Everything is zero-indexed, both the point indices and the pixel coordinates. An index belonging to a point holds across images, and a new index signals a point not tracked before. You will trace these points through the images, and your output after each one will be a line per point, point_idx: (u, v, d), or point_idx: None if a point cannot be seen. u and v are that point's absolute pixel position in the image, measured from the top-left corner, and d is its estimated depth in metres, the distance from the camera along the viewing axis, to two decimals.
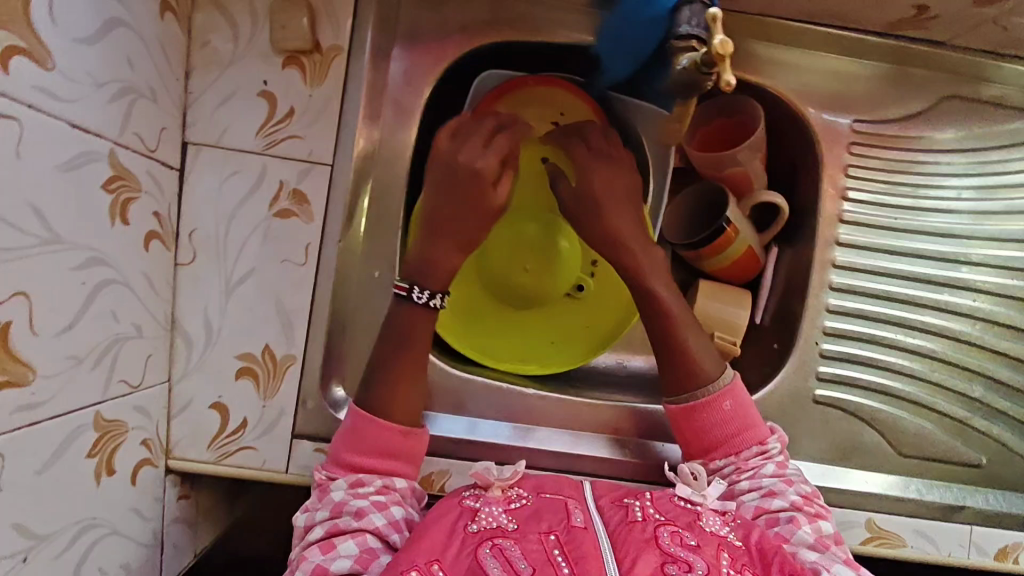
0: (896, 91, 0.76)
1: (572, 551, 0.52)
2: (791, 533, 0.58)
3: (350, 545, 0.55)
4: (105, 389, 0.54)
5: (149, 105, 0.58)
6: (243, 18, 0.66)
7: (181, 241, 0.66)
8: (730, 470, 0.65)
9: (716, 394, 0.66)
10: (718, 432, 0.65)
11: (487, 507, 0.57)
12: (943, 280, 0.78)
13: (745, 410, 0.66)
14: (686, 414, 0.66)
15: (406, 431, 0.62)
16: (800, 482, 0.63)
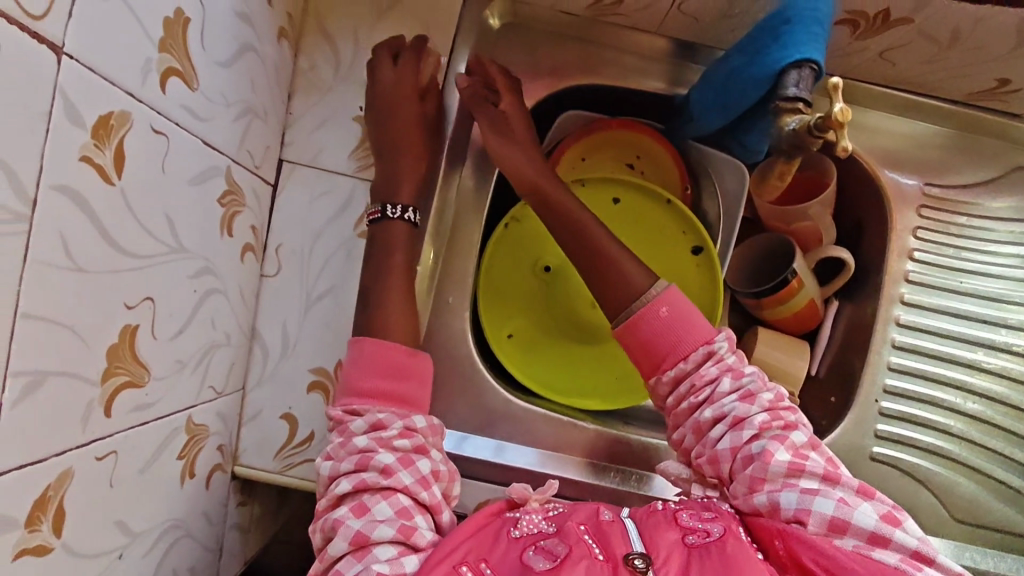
0: (964, 157, 0.78)
1: (600, 537, 0.52)
2: (765, 469, 0.53)
3: (384, 507, 0.53)
4: (198, 393, 0.56)
5: (260, 124, 0.61)
6: (345, 47, 0.70)
7: (268, 254, 0.68)
8: (685, 390, 0.59)
9: (651, 302, 0.61)
10: (664, 342, 0.60)
11: (527, 515, 0.56)
12: (1010, 348, 0.77)
13: (684, 313, 0.61)
14: (630, 331, 0.61)
15: (412, 352, 0.61)
16: (760, 390, 0.58)
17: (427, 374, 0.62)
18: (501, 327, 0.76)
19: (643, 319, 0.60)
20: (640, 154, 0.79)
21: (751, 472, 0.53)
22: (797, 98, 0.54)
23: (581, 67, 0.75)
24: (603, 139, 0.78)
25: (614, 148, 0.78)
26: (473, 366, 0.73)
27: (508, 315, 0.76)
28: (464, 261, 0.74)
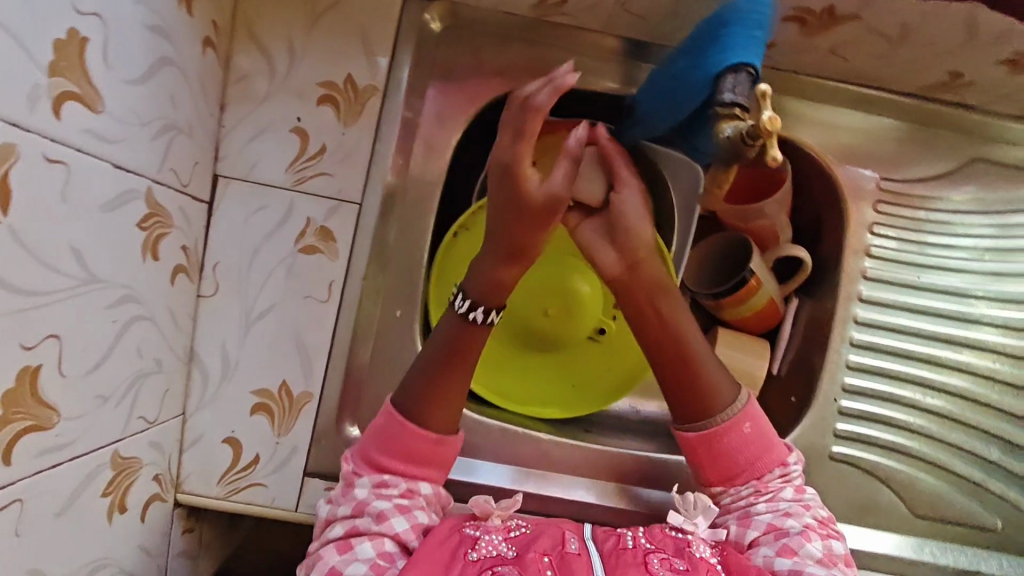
0: (920, 149, 0.76)
1: (564, 574, 0.53)
2: (800, 545, 0.58)
3: (367, 547, 0.55)
4: (125, 426, 0.54)
5: (186, 141, 0.58)
6: (279, 54, 0.66)
7: (204, 273, 0.66)
8: (745, 493, 0.62)
9: (736, 418, 0.63)
10: (742, 458, 0.62)
11: (487, 535, 0.57)
12: (966, 340, 0.76)
13: (763, 432, 0.64)
14: (704, 442, 0.63)
15: (440, 439, 0.61)
16: (816, 507, 0.62)
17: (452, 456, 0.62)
18: None
19: (722, 431, 0.63)
20: None
21: (784, 542, 0.58)
22: (733, 103, 0.55)
23: (527, 68, 0.73)
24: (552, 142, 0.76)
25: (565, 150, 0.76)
26: None
27: None
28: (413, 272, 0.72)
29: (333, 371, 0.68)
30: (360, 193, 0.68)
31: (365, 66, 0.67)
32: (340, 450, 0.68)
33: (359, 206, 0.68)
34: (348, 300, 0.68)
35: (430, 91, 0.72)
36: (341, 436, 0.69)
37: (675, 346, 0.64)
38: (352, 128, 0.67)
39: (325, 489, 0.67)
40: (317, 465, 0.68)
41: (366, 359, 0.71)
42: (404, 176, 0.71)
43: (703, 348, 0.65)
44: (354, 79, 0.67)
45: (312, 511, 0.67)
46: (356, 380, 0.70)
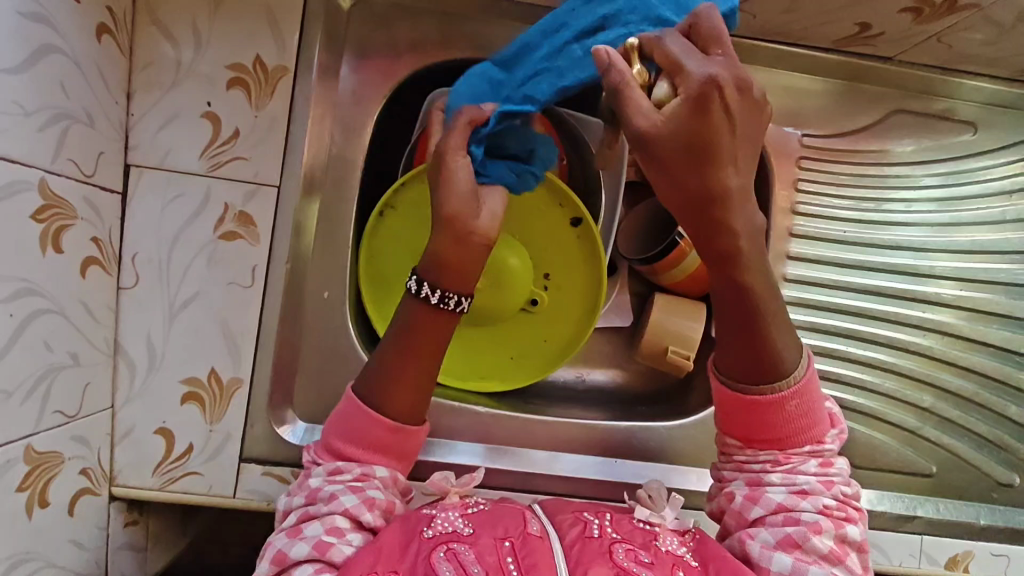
0: (842, 105, 0.76)
1: (525, 559, 0.52)
2: (806, 539, 0.53)
3: (315, 527, 0.53)
4: (38, 421, 0.54)
5: (84, 130, 0.57)
6: (184, 39, 0.65)
7: (123, 264, 0.65)
8: (765, 457, 0.57)
9: (786, 391, 0.54)
10: (773, 432, 0.55)
11: (443, 513, 0.57)
12: (910, 294, 0.78)
13: (811, 408, 0.56)
14: (745, 408, 0.55)
15: (395, 427, 0.57)
16: (839, 484, 0.56)
17: (415, 448, 0.59)
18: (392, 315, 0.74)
19: (772, 401, 0.54)
20: None
21: (789, 531, 0.54)
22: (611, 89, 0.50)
23: (442, 41, 0.72)
24: None
25: None
26: (355, 358, 0.71)
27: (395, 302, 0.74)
28: (339, 253, 0.72)
29: (263, 357, 0.68)
30: (277, 175, 0.67)
31: (273, 47, 0.66)
32: (274, 435, 0.68)
33: (277, 189, 0.67)
34: (273, 285, 0.68)
35: (343, 69, 0.71)
36: (273, 421, 0.68)
37: (752, 319, 0.53)
38: (264, 110, 0.66)
39: (262, 474, 0.67)
40: (252, 451, 0.68)
41: (297, 342, 0.70)
42: (323, 158, 0.71)
43: (778, 310, 0.53)
44: (262, 60, 0.66)
45: (251, 497, 0.67)
46: (287, 364, 0.69)
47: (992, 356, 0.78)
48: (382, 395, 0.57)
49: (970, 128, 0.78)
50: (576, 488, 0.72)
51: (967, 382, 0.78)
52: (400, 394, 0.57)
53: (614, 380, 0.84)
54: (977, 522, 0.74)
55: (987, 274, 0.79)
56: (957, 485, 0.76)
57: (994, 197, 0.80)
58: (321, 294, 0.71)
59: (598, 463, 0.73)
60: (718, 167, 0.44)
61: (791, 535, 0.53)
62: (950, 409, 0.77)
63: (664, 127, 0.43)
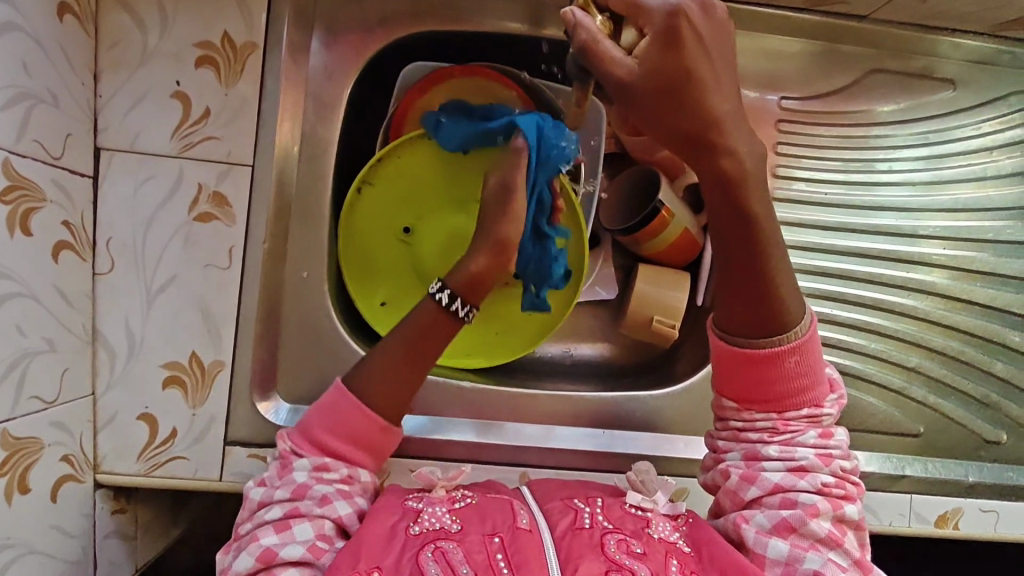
0: (820, 65, 0.76)
1: (514, 556, 0.51)
2: (803, 521, 0.53)
3: (306, 529, 0.54)
4: (13, 405, 0.53)
5: (49, 111, 0.57)
6: (149, 16, 0.64)
7: (98, 249, 0.64)
8: (764, 426, 0.56)
9: (787, 347, 0.54)
10: (773, 387, 0.55)
11: (430, 508, 0.57)
12: (901, 255, 0.78)
13: (811, 364, 0.56)
14: (745, 363, 0.55)
15: (386, 427, 0.59)
16: (839, 457, 0.56)
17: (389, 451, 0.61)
18: (371, 294, 0.74)
19: (771, 357, 0.54)
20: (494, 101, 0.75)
21: (785, 515, 0.53)
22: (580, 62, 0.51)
23: (414, 14, 0.72)
24: (452, 89, 0.75)
25: (463, 98, 0.75)
26: (337, 336, 0.71)
27: (376, 280, 0.74)
28: (316, 232, 0.71)
29: (244, 338, 0.67)
30: (251, 154, 0.66)
31: (241, 23, 0.65)
32: (259, 417, 0.68)
33: (251, 168, 0.66)
34: (250, 265, 0.67)
35: (314, 45, 0.70)
36: (256, 402, 0.68)
37: (753, 276, 0.52)
38: (234, 88, 0.66)
39: (248, 456, 0.67)
40: (237, 434, 0.67)
41: (278, 323, 0.70)
42: (297, 136, 0.70)
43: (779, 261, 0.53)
44: (231, 37, 0.65)
45: (237, 480, 0.67)
46: (268, 345, 0.69)
47: (976, 314, 0.78)
48: (374, 394, 0.59)
49: (949, 85, 0.78)
50: (563, 460, 0.72)
51: (952, 340, 0.78)
52: (391, 392, 0.60)
53: (602, 353, 0.83)
54: (965, 480, 0.74)
55: (972, 232, 0.79)
56: (945, 444, 0.76)
57: (975, 154, 0.79)
58: (300, 274, 0.70)
59: (588, 435, 0.73)
60: (706, 93, 0.47)
61: (788, 519, 0.53)
62: (936, 368, 0.77)
63: (639, 73, 0.46)
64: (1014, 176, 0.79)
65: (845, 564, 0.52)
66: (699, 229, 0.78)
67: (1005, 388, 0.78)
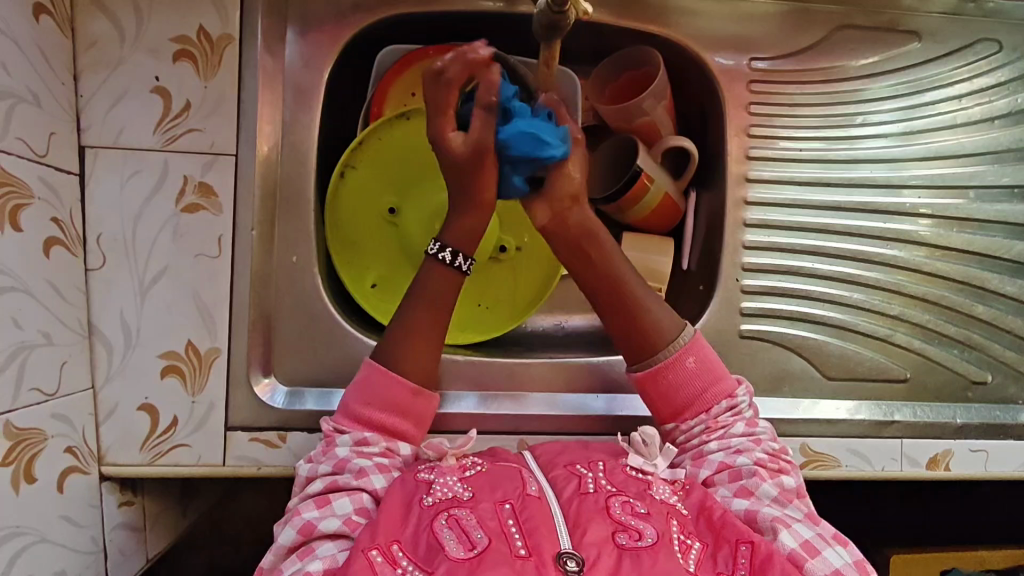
0: (788, 26, 0.77)
1: (525, 521, 0.52)
2: (756, 485, 0.60)
3: (344, 503, 0.56)
4: (15, 397, 0.55)
5: (31, 109, 0.58)
6: (125, 14, 0.65)
7: (88, 245, 0.65)
8: (700, 430, 0.66)
9: (679, 353, 0.66)
10: (688, 390, 0.66)
11: (441, 478, 0.58)
12: (881, 206, 0.79)
13: (709, 363, 0.67)
14: (652, 378, 0.67)
15: (417, 390, 0.63)
16: (767, 440, 0.65)
17: (429, 416, 0.64)
18: (361, 275, 0.75)
19: (667, 365, 0.66)
20: None
21: (742, 482, 0.60)
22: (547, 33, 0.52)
23: None
24: (427, 69, 0.78)
25: (438, 77, 0.78)
26: (331, 319, 0.72)
27: (365, 263, 0.75)
28: (302, 217, 0.72)
29: (238, 325, 0.68)
30: (234, 144, 0.67)
31: (216, 16, 0.66)
32: (258, 402, 0.69)
33: (234, 158, 0.67)
34: (240, 252, 0.68)
35: (289, 35, 0.71)
36: (253, 386, 0.69)
37: (611, 288, 0.68)
38: (213, 80, 0.67)
39: (250, 440, 0.68)
40: (237, 419, 0.68)
41: (271, 308, 0.71)
42: (278, 124, 0.71)
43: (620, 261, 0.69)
44: (206, 30, 0.66)
45: (241, 463, 0.68)
46: (263, 331, 0.70)
47: (956, 260, 0.80)
48: (401, 358, 0.63)
49: (915, 37, 0.79)
50: (561, 427, 0.73)
51: (934, 287, 0.79)
52: (416, 355, 0.64)
53: (594, 322, 0.84)
54: (955, 421, 0.76)
55: (948, 179, 0.80)
56: (933, 388, 0.78)
57: (946, 102, 0.81)
58: (289, 260, 0.71)
59: (579, 399, 0.75)
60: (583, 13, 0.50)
61: (744, 484, 0.60)
62: (921, 315, 0.79)
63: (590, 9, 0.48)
64: (985, 123, 0.81)
65: (800, 516, 0.58)
66: (680, 193, 0.80)
67: (989, 329, 0.80)
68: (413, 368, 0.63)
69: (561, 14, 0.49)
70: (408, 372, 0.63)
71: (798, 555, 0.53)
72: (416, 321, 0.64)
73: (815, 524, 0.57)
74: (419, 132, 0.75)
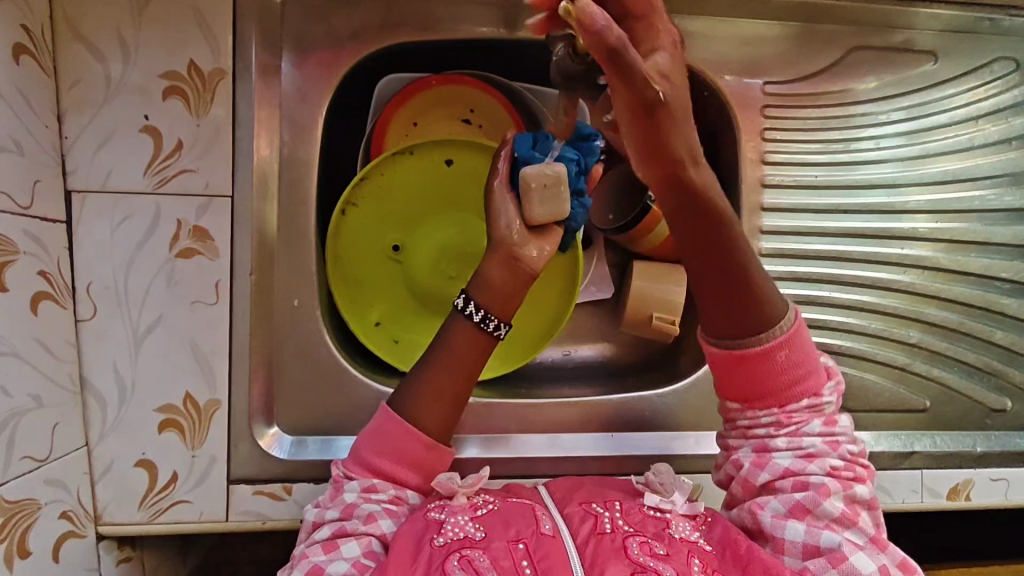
0: (800, 47, 0.75)
1: (540, 562, 0.51)
2: (815, 503, 0.54)
3: (353, 546, 0.54)
4: (5, 469, 0.52)
5: (13, 158, 0.54)
6: (111, 50, 0.62)
7: (78, 296, 0.62)
8: (770, 422, 0.57)
9: (775, 344, 0.56)
10: (769, 383, 0.57)
11: (453, 517, 0.55)
12: (892, 232, 0.77)
13: (803, 356, 0.57)
14: (727, 359, 0.57)
15: (429, 443, 0.59)
16: (846, 442, 0.57)
17: (442, 467, 0.60)
18: (365, 314, 0.72)
19: (757, 354, 0.56)
20: (473, 106, 0.76)
21: (798, 498, 0.55)
22: None
23: (384, 25, 0.69)
24: (428, 98, 0.75)
25: (441, 105, 0.76)
26: (335, 362, 0.69)
27: (368, 300, 0.72)
28: (303, 256, 0.69)
29: (239, 374, 0.65)
30: (230, 185, 0.64)
31: (207, 49, 0.63)
32: (260, 454, 0.66)
33: (231, 199, 0.64)
34: (239, 299, 0.65)
35: (284, 65, 0.68)
36: (256, 438, 0.66)
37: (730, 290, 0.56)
38: (206, 117, 0.63)
39: (253, 493, 0.65)
40: (240, 471, 0.65)
41: (273, 354, 0.67)
42: (275, 161, 0.68)
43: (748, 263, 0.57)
44: (198, 65, 0.63)
45: (245, 517, 0.65)
46: (265, 379, 0.67)
47: (972, 285, 0.78)
48: (414, 411, 0.59)
49: (930, 57, 0.77)
50: (575, 467, 0.71)
51: (951, 313, 0.78)
52: (434, 407, 0.59)
53: (604, 352, 0.82)
54: (974, 450, 0.75)
55: (962, 202, 0.78)
56: (952, 415, 0.77)
57: (960, 123, 0.79)
58: (291, 303, 0.68)
59: (594, 439, 0.72)
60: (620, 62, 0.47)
61: (802, 501, 0.54)
62: (939, 342, 0.77)
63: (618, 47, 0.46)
64: (1001, 144, 0.79)
65: (862, 542, 0.53)
66: None
67: (1007, 355, 0.78)
68: (428, 422, 0.59)
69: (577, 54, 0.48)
70: (421, 426, 0.59)
71: None
72: (432, 371, 0.60)
73: (880, 552, 0.53)
74: (422, 164, 0.72)
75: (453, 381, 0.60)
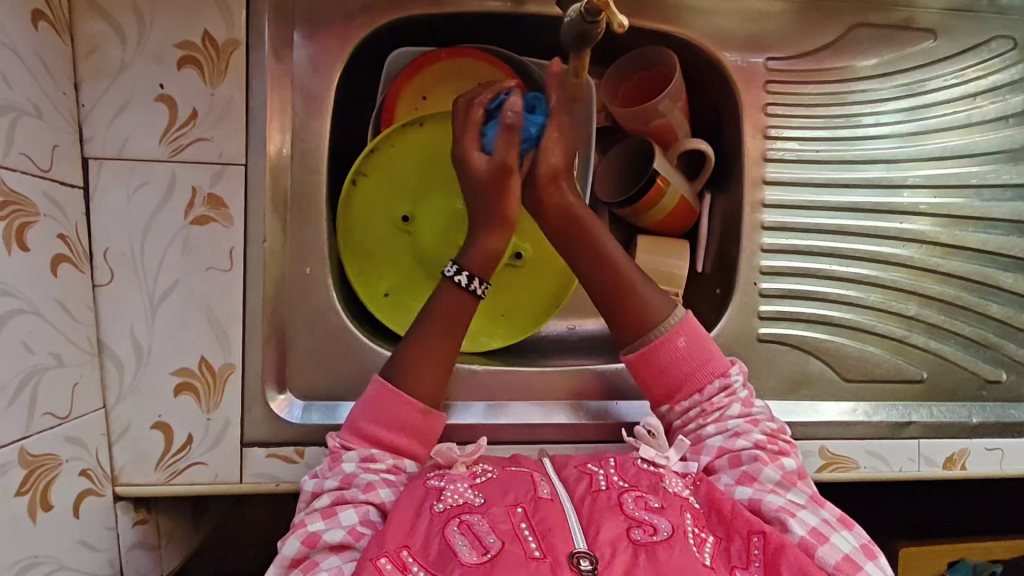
0: (804, 23, 0.76)
1: (539, 523, 0.52)
2: (758, 471, 0.59)
3: (350, 514, 0.55)
4: (27, 424, 0.53)
5: (35, 123, 0.55)
6: (127, 21, 0.63)
7: (95, 261, 0.63)
8: (695, 413, 0.64)
9: (670, 332, 0.65)
10: (679, 370, 0.65)
11: (452, 484, 0.57)
12: (889, 207, 0.78)
13: (701, 343, 0.65)
14: (645, 360, 0.65)
15: (425, 410, 0.61)
16: (765, 420, 0.64)
17: (435, 435, 0.63)
18: (374, 283, 0.74)
19: (658, 346, 0.65)
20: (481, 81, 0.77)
21: (744, 468, 0.60)
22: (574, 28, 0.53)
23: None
24: (436, 73, 0.76)
25: (451, 79, 0.77)
26: (346, 330, 0.70)
27: (377, 270, 0.74)
28: (315, 225, 0.70)
29: (252, 339, 0.66)
30: (243, 154, 0.65)
31: (222, 20, 0.64)
32: (273, 418, 0.67)
33: (244, 168, 0.65)
34: (252, 265, 0.66)
35: (296, 38, 0.69)
36: (269, 403, 0.67)
37: (614, 295, 0.67)
38: (220, 87, 0.64)
39: (267, 456, 0.67)
40: (254, 435, 0.67)
41: (286, 322, 0.69)
42: (288, 132, 0.69)
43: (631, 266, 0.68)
44: (212, 36, 0.64)
45: (259, 480, 0.67)
46: (278, 345, 0.69)
47: (969, 259, 0.80)
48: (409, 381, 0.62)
49: (930, 35, 0.79)
50: (580, 435, 0.73)
51: (948, 286, 0.79)
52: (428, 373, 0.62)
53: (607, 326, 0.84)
54: (970, 421, 0.76)
55: (960, 178, 0.80)
56: (949, 387, 0.78)
57: (959, 101, 0.80)
58: (303, 271, 0.70)
59: (599, 406, 0.74)
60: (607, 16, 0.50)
61: (747, 471, 0.60)
62: (936, 315, 0.79)
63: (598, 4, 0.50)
64: (999, 121, 0.80)
65: (804, 501, 0.57)
66: (695, 195, 0.79)
67: (1003, 328, 0.80)
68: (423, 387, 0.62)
69: (594, 23, 0.51)
70: (417, 394, 0.62)
71: (808, 542, 0.53)
72: (427, 340, 0.63)
73: (821, 509, 0.57)
74: (431, 138, 0.73)
75: (446, 345, 0.64)
